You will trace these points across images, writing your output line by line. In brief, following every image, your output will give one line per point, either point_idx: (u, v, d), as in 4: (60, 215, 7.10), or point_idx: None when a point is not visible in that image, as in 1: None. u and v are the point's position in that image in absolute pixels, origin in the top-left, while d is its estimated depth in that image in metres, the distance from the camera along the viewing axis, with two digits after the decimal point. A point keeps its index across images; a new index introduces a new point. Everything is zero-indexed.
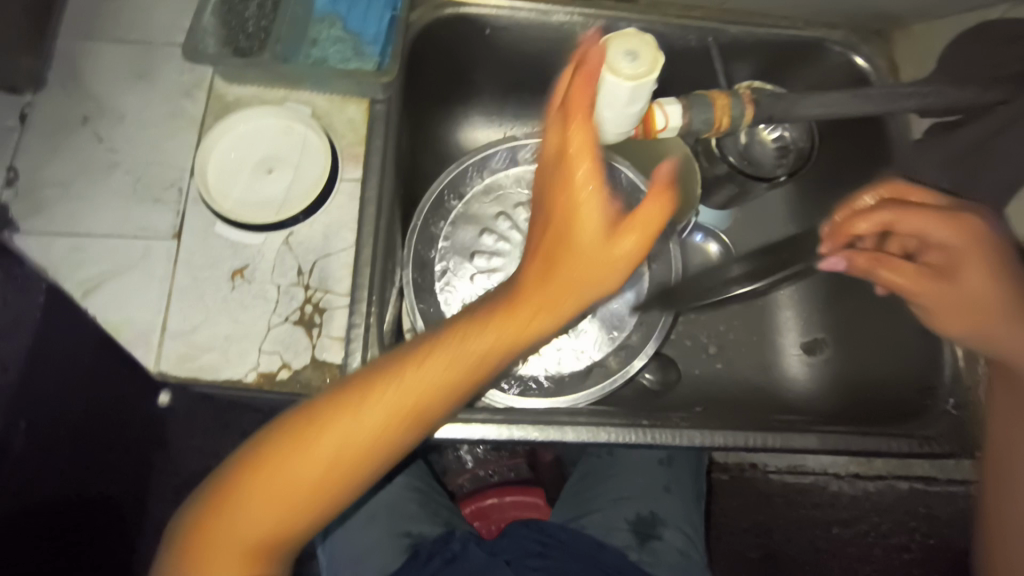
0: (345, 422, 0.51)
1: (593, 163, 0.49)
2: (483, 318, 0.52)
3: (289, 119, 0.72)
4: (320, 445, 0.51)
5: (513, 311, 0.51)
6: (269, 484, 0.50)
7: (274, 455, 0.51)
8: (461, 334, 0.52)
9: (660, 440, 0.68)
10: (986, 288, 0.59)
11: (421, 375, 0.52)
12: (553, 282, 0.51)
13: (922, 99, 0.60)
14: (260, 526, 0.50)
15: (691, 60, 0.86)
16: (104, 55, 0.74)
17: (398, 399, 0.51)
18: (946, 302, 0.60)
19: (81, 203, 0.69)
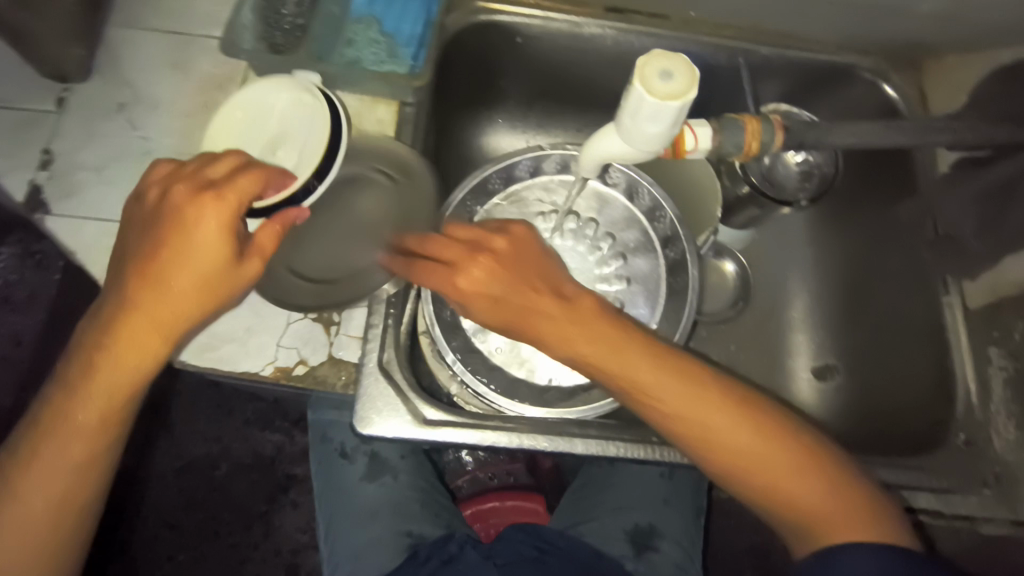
0: (110, 360, 0.53)
1: (227, 219, 0.53)
2: (110, 345, 0.53)
3: (297, 90, 0.63)
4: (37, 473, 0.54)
5: (120, 339, 0.53)
6: (60, 433, 0.54)
7: (54, 410, 0.55)
8: (95, 367, 0.53)
9: (667, 457, 0.69)
10: (670, 392, 0.57)
11: (92, 399, 0.54)
12: (154, 318, 0.53)
13: (953, 135, 0.60)
14: (49, 477, 0.54)
15: (719, 80, 0.86)
16: (143, 43, 0.75)
17: (81, 424, 0.54)
18: (656, 402, 0.58)
19: (112, 189, 0.70)
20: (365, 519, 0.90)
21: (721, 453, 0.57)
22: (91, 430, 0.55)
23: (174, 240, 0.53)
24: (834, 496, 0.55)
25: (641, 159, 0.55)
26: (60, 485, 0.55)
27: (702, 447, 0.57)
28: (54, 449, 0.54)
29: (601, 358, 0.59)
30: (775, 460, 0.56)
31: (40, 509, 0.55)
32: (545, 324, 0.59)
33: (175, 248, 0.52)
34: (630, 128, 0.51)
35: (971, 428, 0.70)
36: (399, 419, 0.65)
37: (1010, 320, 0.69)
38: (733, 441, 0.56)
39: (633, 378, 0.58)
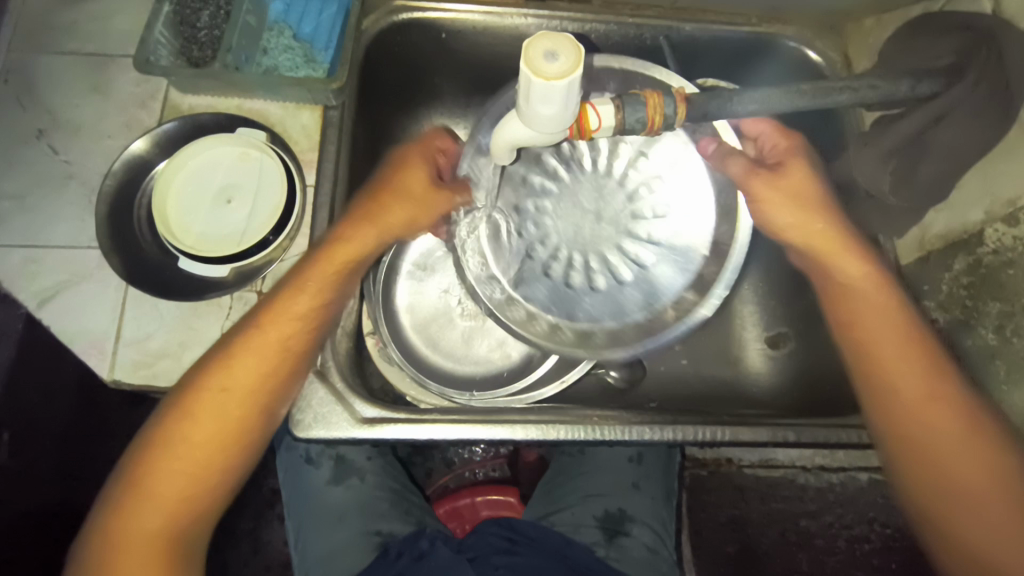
0: (279, 306, 0.61)
1: (426, 153, 0.67)
2: (303, 276, 0.62)
3: (243, 146, 0.71)
4: (195, 421, 0.58)
5: (316, 264, 0.62)
6: (209, 400, 0.59)
7: (227, 353, 0.60)
8: (278, 305, 0.61)
9: (611, 436, 0.69)
10: (906, 368, 0.59)
11: (265, 336, 0.60)
12: (366, 226, 0.64)
13: (854, 93, 0.60)
14: (197, 450, 0.58)
15: (648, 58, 0.86)
16: (59, 68, 0.75)
17: (255, 359, 0.60)
18: (850, 312, 0.62)
19: (37, 215, 0.70)
20: (333, 522, 0.90)
21: (898, 395, 0.59)
22: (244, 401, 0.60)
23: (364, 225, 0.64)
24: (978, 453, 0.57)
25: (548, 143, 0.55)
26: (206, 458, 0.58)
27: (862, 362, 0.61)
28: (216, 422, 0.59)
29: (853, 302, 0.62)
30: (947, 411, 0.58)
31: (180, 486, 0.57)
32: (851, 286, 0.62)
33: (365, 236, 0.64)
34: (528, 112, 0.51)
35: None
36: (336, 424, 0.65)
37: (937, 273, 0.69)
38: (930, 422, 0.58)
39: (859, 294, 0.62)
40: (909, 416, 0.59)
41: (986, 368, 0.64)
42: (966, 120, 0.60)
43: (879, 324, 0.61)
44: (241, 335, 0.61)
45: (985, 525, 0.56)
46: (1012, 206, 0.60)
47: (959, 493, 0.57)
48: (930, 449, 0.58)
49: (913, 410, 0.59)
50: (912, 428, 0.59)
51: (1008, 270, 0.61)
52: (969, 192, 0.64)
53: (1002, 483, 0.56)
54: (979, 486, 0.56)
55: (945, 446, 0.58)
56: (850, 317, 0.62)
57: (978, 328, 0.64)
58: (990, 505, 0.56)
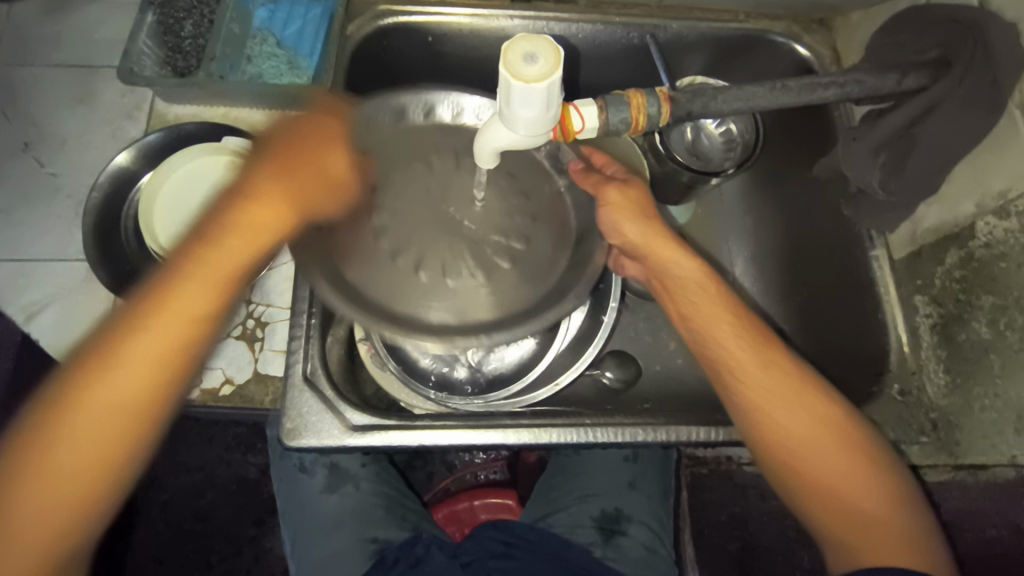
0: (159, 309, 0.47)
1: (335, 126, 0.55)
2: (189, 268, 0.48)
3: (229, 155, 0.71)
4: (50, 471, 0.44)
5: (222, 248, 0.49)
6: (71, 439, 0.45)
7: (88, 371, 0.45)
8: (160, 303, 0.47)
9: (604, 438, 0.69)
10: (746, 357, 0.59)
11: (143, 342, 0.46)
12: (281, 204, 0.51)
13: (840, 88, 0.59)
14: (44, 503, 0.44)
15: (636, 57, 0.85)
16: (45, 80, 0.75)
17: (121, 380, 0.46)
18: (692, 315, 0.62)
19: (25, 229, 0.70)
20: (330, 529, 0.90)
21: (742, 383, 0.58)
22: (114, 440, 0.46)
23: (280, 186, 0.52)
24: (845, 449, 0.56)
25: (531, 146, 0.55)
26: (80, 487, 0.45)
27: (714, 365, 0.60)
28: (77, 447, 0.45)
29: (688, 302, 0.62)
30: (813, 409, 0.57)
31: (43, 527, 0.44)
32: (688, 283, 0.62)
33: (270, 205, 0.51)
34: (509, 116, 0.51)
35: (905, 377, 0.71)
36: (328, 432, 0.65)
37: (929, 267, 0.68)
38: (783, 407, 0.57)
39: (698, 292, 0.62)
40: (761, 403, 0.58)
41: (981, 362, 0.63)
42: (953, 113, 0.59)
43: (716, 315, 0.61)
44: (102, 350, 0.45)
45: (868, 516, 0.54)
46: (1002, 199, 0.59)
47: (831, 478, 0.55)
48: (784, 432, 0.57)
49: (768, 393, 0.58)
50: (767, 411, 0.57)
51: (1000, 263, 0.59)
52: (959, 186, 0.64)
53: (865, 469, 0.56)
54: (857, 478, 0.55)
55: (800, 430, 0.57)
56: (686, 310, 0.62)
57: (971, 322, 0.64)
58: (868, 494, 0.55)
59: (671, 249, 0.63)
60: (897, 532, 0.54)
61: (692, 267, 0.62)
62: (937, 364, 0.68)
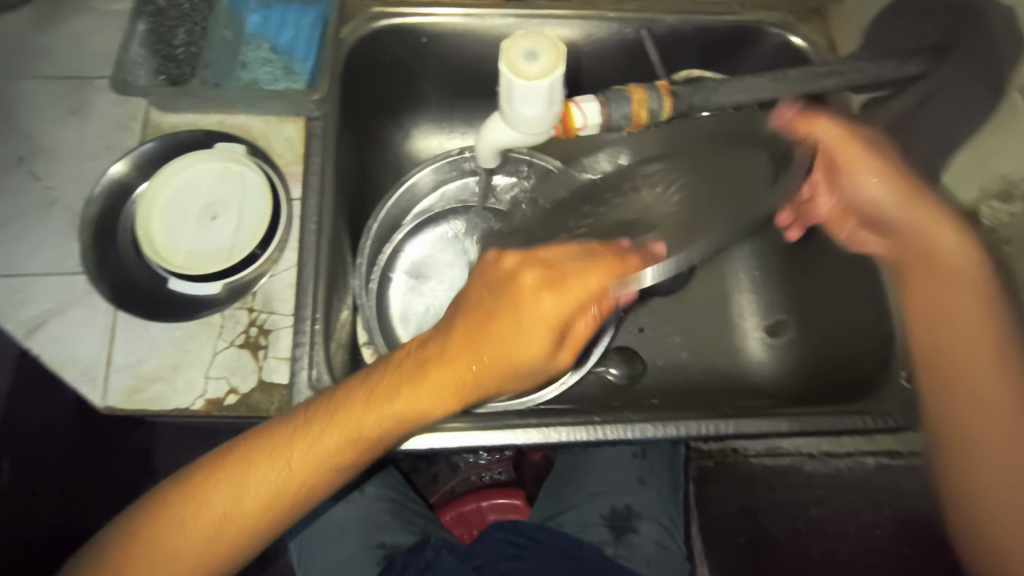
0: (360, 409, 0.52)
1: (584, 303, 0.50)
2: (378, 390, 0.52)
3: (225, 162, 0.71)
4: (208, 499, 0.52)
5: (407, 391, 0.52)
6: (253, 477, 0.52)
7: (293, 427, 0.53)
8: (347, 409, 0.52)
9: (613, 435, 0.68)
10: (974, 352, 0.55)
11: (343, 427, 0.52)
12: (471, 371, 0.51)
13: (840, 77, 0.59)
14: (196, 535, 0.52)
15: (632, 52, 0.85)
16: (37, 93, 0.74)
17: (297, 458, 0.52)
18: (923, 300, 0.58)
19: (22, 243, 0.69)
20: (336, 536, 0.89)
21: (950, 364, 0.57)
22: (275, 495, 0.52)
23: (457, 364, 0.51)
24: None
25: (533, 143, 0.55)
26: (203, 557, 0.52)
27: (936, 353, 0.58)
28: (222, 524, 0.52)
29: (926, 283, 0.58)
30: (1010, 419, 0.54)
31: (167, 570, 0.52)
32: (922, 267, 0.58)
33: (413, 400, 0.52)
34: (512, 115, 0.51)
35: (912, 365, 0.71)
36: None
37: None
38: (985, 417, 0.54)
39: (934, 269, 0.57)
40: (964, 405, 0.55)
41: None
42: None
43: (965, 306, 0.56)
44: (296, 420, 0.54)
45: (1010, 542, 0.53)
46: (1004, 183, 0.59)
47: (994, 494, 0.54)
48: (975, 446, 0.54)
49: (977, 395, 0.55)
50: (967, 416, 0.55)
51: (1005, 248, 0.59)
52: (959, 171, 0.64)
53: None
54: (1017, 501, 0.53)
55: (997, 448, 0.54)
56: (918, 284, 0.58)
57: None
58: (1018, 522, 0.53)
59: (925, 210, 0.57)
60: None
61: (951, 245, 0.56)
62: None
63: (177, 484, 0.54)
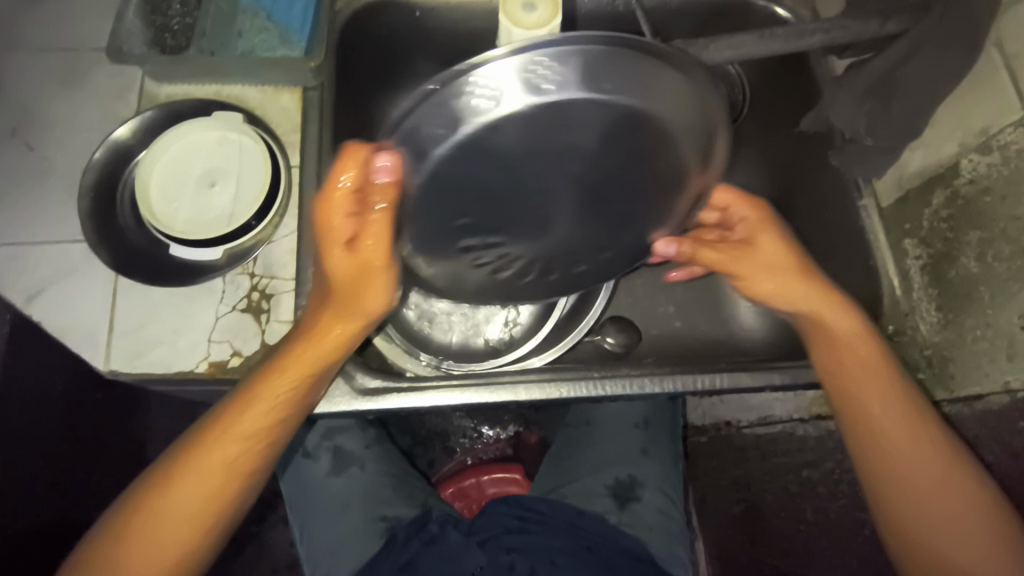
0: (260, 402, 0.57)
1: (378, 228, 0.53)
2: (268, 380, 0.58)
3: (222, 129, 0.71)
4: (155, 524, 0.56)
5: (292, 360, 0.58)
6: (182, 489, 0.56)
7: (202, 439, 0.57)
8: (250, 403, 0.57)
9: (612, 390, 0.70)
10: (871, 379, 0.60)
11: (252, 418, 0.58)
12: (341, 323, 0.58)
13: (825, 34, 0.61)
14: (155, 556, 0.55)
15: (622, 25, 0.86)
16: (32, 65, 0.74)
17: (217, 461, 0.57)
18: (833, 347, 0.61)
19: (20, 213, 0.69)
20: (337, 511, 0.89)
21: (857, 398, 0.60)
22: (210, 500, 0.57)
23: (336, 325, 0.58)
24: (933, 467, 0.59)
25: None
26: (177, 546, 0.56)
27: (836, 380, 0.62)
28: (200, 496, 0.57)
29: (821, 326, 0.61)
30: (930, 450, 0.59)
31: None
32: (812, 310, 0.61)
33: (302, 354, 0.58)
34: None
35: (898, 319, 0.74)
36: (340, 397, 0.67)
37: (917, 210, 0.70)
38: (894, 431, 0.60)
39: (838, 320, 0.61)
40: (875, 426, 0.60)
41: (972, 296, 0.64)
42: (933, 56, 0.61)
43: (851, 339, 0.61)
44: (205, 429, 0.58)
45: (923, 521, 0.59)
46: (984, 135, 0.61)
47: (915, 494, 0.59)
48: (891, 459, 0.59)
49: (884, 418, 0.60)
50: (880, 437, 0.60)
51: (985, 197, 0.61)
52: (941, 127, 0.66)
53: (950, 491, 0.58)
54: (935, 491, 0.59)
55: (906, 455, 0.59)
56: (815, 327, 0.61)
57: (959, 258, 0.66)
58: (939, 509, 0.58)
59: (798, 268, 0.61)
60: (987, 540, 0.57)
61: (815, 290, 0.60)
62: (929, 303, 0.70)
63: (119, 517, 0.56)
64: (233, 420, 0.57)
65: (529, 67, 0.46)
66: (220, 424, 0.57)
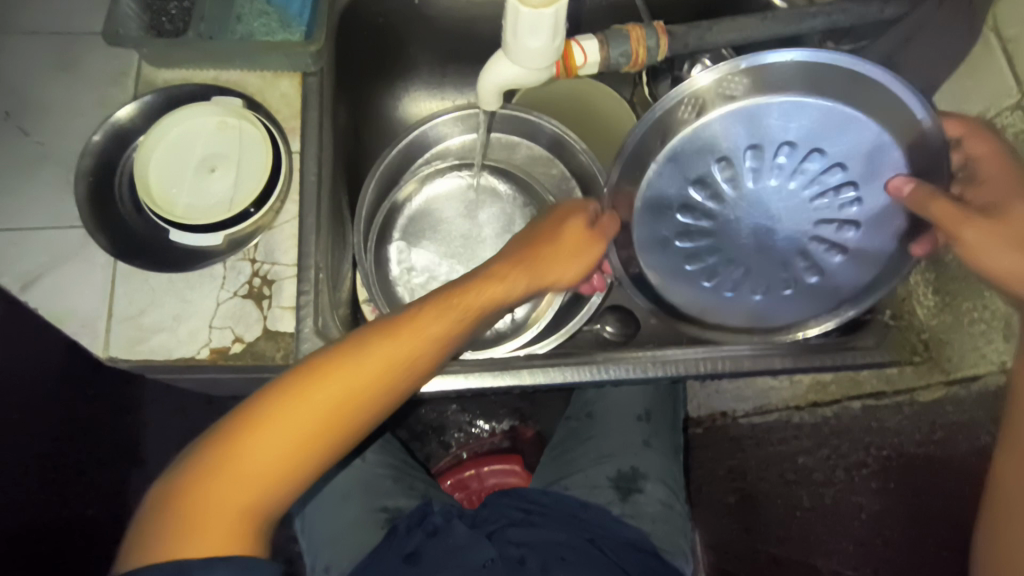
0: (441, 311, 0.56)
1: (573, 251, 0.67)
2: (460, 293, 0.59)
3: (221, 114, 0.70)
4: (303, 405, 0.47)
5: (473, 290, 0.60)
6: (350, 375, 0.50)
7: (385, 330, 0.54)
8: (438, 307, 0.57)
9: (616, 374, 0.70)
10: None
11: (431, 325, 0.55)
12: (512, 276, 0.63)
13: (825, 18, 0.61)
14: (282, 450, 0.46)
15: (620, 14, 0.86)
16: (25, 49, 0.73)
17: (388, 356, 0.52)
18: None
19: (14, 199, 0.68)
20: (340, 501, 0.89)
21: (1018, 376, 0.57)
22: (370, 397, 0.50)
23: (521, 272, 0.64)
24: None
25: (536, 81, 0.56)
26: (274, 478, 0.46)
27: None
28: (361, 382, 0.50)
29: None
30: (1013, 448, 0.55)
31: (239, 509, 0.45)
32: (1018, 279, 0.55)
33: (486, 292, 0.61)
34: (517, 48, 0.52)
35: (895, 304, 0.75)
36: None
37: None
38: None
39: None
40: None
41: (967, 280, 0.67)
42: (932, 41, 0.62)
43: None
44: (382, 326, 0.54)
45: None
46: (981, 119, 0.63)
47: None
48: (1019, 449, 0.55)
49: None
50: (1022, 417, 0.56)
51: None
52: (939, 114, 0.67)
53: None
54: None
55: None
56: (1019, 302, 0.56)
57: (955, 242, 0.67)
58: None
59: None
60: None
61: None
62: (926, 288, 0.73)
63: (256, 398, 0.48)
64: (418, 321, 0.55)
65: (724, 84, 0.58)
66: (402, 324, 0.55)
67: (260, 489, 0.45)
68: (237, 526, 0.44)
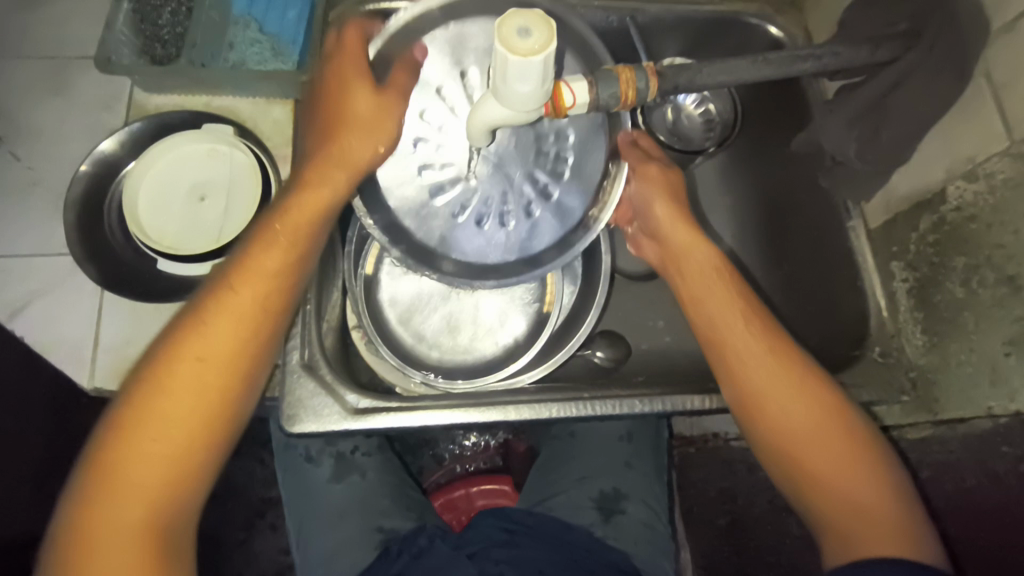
0: (231, 295, 0.53)
1: (366, 117, 0.58)
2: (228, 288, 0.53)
3: (211, 143, 0.70)
4: (136, 438, 0.49)
5: (264, 258, 0.55)
6: (167, 389, 0.50)
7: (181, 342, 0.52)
8: (221, 299, 0.53)
9: (601, 411, 0.70)
10: (776, 359, 0.59)
11: (221, 311, 0.53)
12: (293, 233, 0.56)
13: (817, 61, 0.62)
14: (138, 480, 0.48)
15: (615, 40, 0.85)
16: (18, 73, 0.73)
17: (197, 348, 0.51)
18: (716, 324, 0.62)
19: (5, 224, 0.68)
20: (336, 519, 0.88)
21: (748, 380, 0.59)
22: (201, 394, 0.51)
23: (333, 173, 0.58)
24: (833, 423, 0.57)
25: (525, 121, 0.56)
26: (145, 501, 0.48)
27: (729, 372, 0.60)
28: (183, 381, 0.50)
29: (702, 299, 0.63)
30: (822, 423, 0.57)
31: (121, 528, 0.47)
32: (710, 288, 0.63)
33: (303, 210, 0.56)
34: (506, 91, 0.51)
35: (884, 340, 0.74)
36: (329, 416, 0.66)
37: (905, 234, 0.71)
38: (783, 406, 0.58)
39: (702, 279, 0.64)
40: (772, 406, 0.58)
41: (955, 320, 0.66)
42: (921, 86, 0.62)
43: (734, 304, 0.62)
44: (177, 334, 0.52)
45: (850, 500, 0.54)
46: (970, 163, 0.62)
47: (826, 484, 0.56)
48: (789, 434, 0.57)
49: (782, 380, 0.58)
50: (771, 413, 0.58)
51: (970, 225, 0.62)
52: (928, 157, 0.67)
53: (861, 456, 0.56)
54: (849, 469, 0.55)
55: (799, 425, 0.57)
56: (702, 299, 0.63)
57: (945, 282, 0.67)
58: (864, 481, 0.55)
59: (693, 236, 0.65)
60: (902, 547, 0.51)
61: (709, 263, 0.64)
62: (915, 325, 0.71)
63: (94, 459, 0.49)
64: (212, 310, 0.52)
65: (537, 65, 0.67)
66: (196, 321, 0.53)
67: (131, 517, 0.47)
68: (137, 542, 0.47)
